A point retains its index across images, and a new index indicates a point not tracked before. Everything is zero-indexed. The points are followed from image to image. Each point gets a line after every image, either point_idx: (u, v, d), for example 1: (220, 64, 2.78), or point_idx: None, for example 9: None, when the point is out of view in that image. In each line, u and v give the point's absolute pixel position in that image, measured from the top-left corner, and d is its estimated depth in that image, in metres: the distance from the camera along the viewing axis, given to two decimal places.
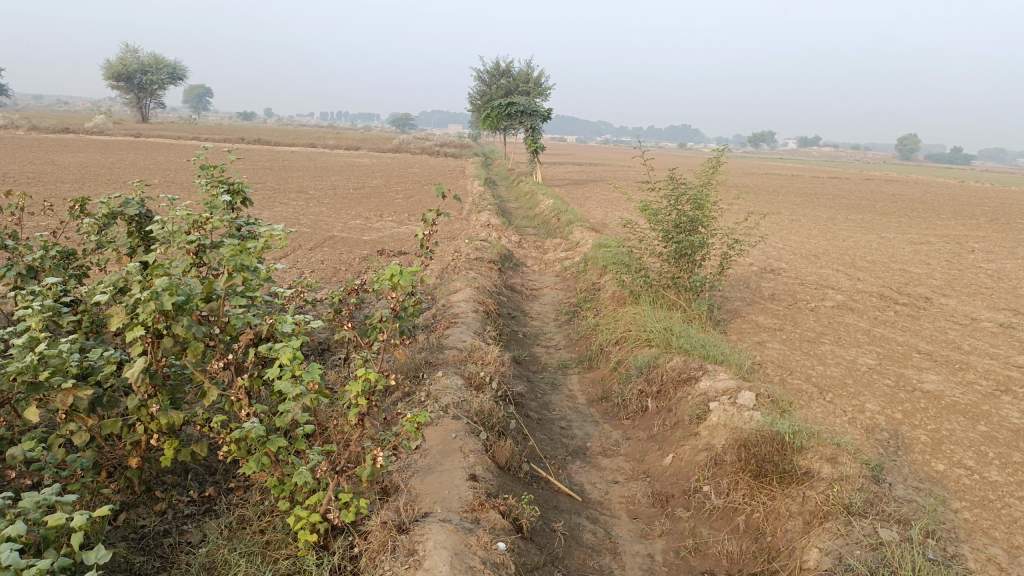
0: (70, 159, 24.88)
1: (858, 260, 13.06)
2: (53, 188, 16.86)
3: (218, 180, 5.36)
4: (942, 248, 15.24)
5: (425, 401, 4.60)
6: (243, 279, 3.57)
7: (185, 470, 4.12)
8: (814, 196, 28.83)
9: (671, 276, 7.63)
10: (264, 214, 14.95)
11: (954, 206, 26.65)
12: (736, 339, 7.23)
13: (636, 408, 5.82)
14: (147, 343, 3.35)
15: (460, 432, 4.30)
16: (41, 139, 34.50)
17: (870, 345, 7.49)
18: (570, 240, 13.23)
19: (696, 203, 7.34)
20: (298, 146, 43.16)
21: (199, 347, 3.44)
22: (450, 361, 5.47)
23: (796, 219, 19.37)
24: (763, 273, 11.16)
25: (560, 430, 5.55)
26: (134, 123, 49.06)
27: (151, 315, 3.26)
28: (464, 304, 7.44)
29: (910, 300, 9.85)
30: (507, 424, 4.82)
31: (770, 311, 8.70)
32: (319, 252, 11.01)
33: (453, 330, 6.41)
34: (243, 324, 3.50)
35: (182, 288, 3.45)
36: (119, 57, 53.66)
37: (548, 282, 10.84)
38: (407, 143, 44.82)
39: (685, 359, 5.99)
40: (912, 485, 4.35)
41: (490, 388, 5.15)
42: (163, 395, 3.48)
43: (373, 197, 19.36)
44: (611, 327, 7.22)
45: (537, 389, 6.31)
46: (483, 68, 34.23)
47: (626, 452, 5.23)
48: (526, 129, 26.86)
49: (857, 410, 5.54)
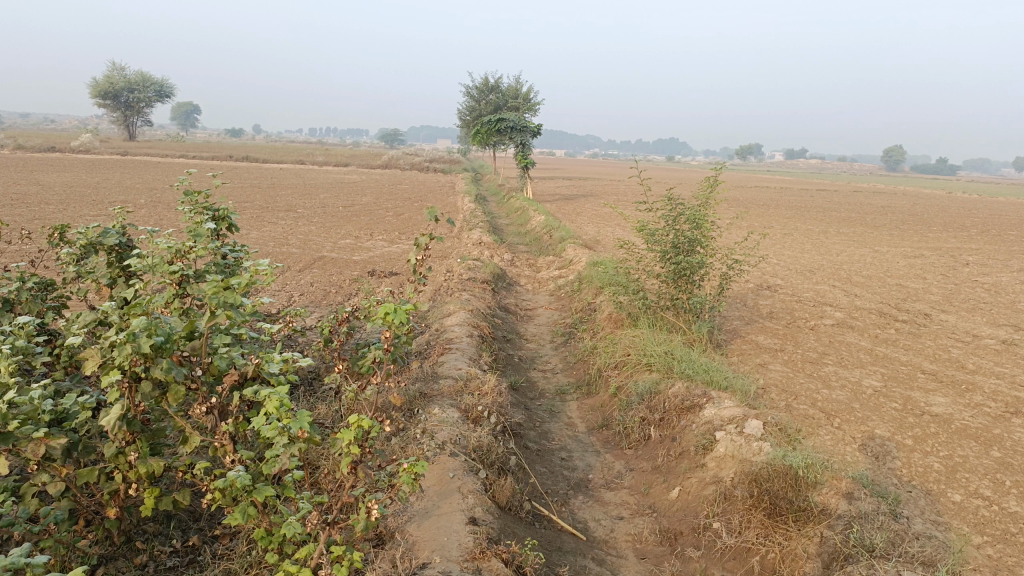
0: (55, 179, 24.64)
1: (854, 275, 12.94)
2: (36, 209, 16.58)
3: (202, 207, 5.19)
4: (937, 262, 15.16)
5: (421, 437, 4.39)
6: (227, 318, 3.34)
7: (168, 517, 3.90)
8: (804, 208, 28.82)
9: (670, 297, 7.45)
10: (252, 234, 14.72)
11: (944, 217, 26.69)
12: (738, 361, 7.05)
13: (638, 436, 5.62)
14: (124, 387, 3.13)
15: (458, 471, 4.09)
16: (26, 158, 34.17)
17: (874, 365, 7.33)
18: (564, 257, 13.06)
19: (694, 222, 7.17)
20: (287, 163, 42.96)
21: (180, 391, 3.23)
22: (445, 392, 5.26)
23: (789, 233, 19.30)
24: (760, 290, 11.02)
25: (560, 462, 5.33)
26: (121, 141, 48.76)
27: (128, 358, 3.05)
28: (458, 328, 7.25)
29: (910, 317, 9.71)
30: (506, 460, 4.62)
31: (769, 330, 8.54)
32: (308, 274, 10.78)
33: (448, 357, 6.21)
34: (228, 365, 3.29)
35: (162, 326, 3.23)
36: (105, 76, 53.47)
37: (542, 301, 10.65)
38: (396, 159, 44.71)
39: (687, 385, 5.80)
40: (930, 519, 4.19)
41: (487, 421, 4.94)
42: (143, 441, 3.27)
43: (363, 215, 19.16)
44: (609, 350, 7.04)
45: (535, 417, 6.10)
46: (472, 84, 34.12)
47: (630, 485, 5.02)
48: (516, 144, 26.70)
49: (867, 437, 5.38)
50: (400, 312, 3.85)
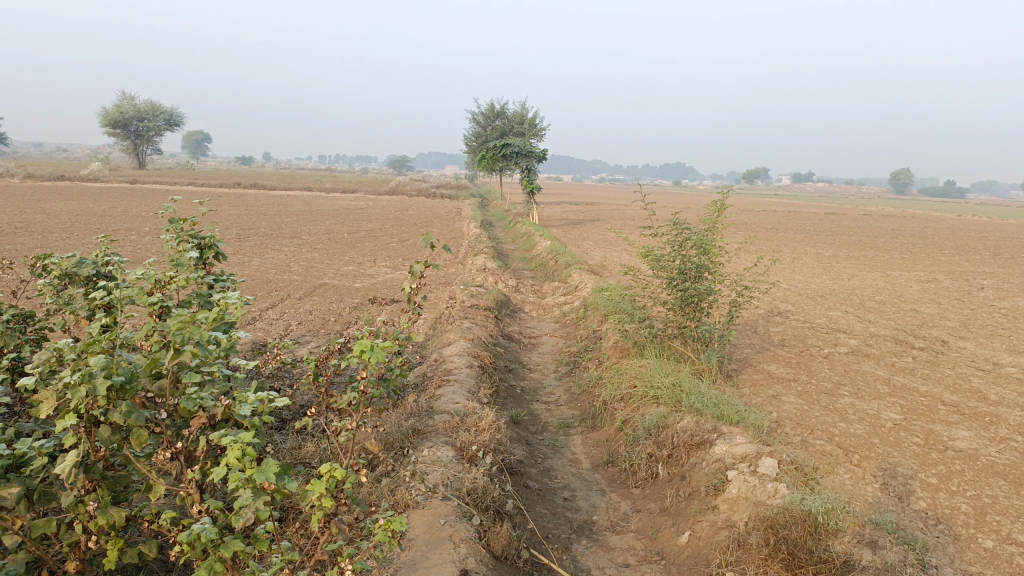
0: (62, 207, 24.66)
1: (867, 300, 12.63)
2: (39, 237, 16.47)
3: (187, 236, 4.96)
4: (951, 286, 14.83)
5: (411, 481, 4.11)
6: (194, 355, 3.08)
7: (136, 569, 3.61)
8: (814, 232, 28.53)
9: (678, 326, 7.15)
10: (254, 261, 14.53)
11: (956, 240, 26.31)
12: (749, 393, 6.74)
13: (645, 474, 5.31)
14: (81, 432, 2.88)
15: (450, 517, 3.80)
16: (36, 187, 34.27)
17: (892, 396, 7.01)
18: (569, 282, 12.81)
19: (701, 248, 6.88)
20: (294, 190, 43.08)
21: (143, 435, 2.96)
22: (440, 429, 4.99)
23: (799, 258, 19.02)
24: (771, 316, 10.73)
25: (562, 502, 5.03)
26: (130, 170, 49.04)
27: (84, 401, 2.80)
28: (457, 358, 6.98)
29: (927, 344, 9.38)
30: (503, 504, 4.32)
31: (782, 358, 8.25)
32: (307, 301, 10.55)
33: (445, 390, 5.93)
34: (195, 406, 3.02)
35: (123, 365, 2.98)
36: (115, 105, 53.93)
37: (547, 329, 10.40)
38: (404, 184, 44.82)
39: (697, 420, 5.50)
40: (960, 569, 3.87)
41: (483, 460, 4.64)
42: (104, 490, 3.00)
43: (368, 241, 18.99)
44: (615, 381, 6.76)
45: (536, 453, 5.81)
46: (478, 109, 34.14)
47: (637, 528, 4.70)
48: (522, 170, 26.58)
49: (888, 476, 5.06)
50: (381, 349, 3.57)
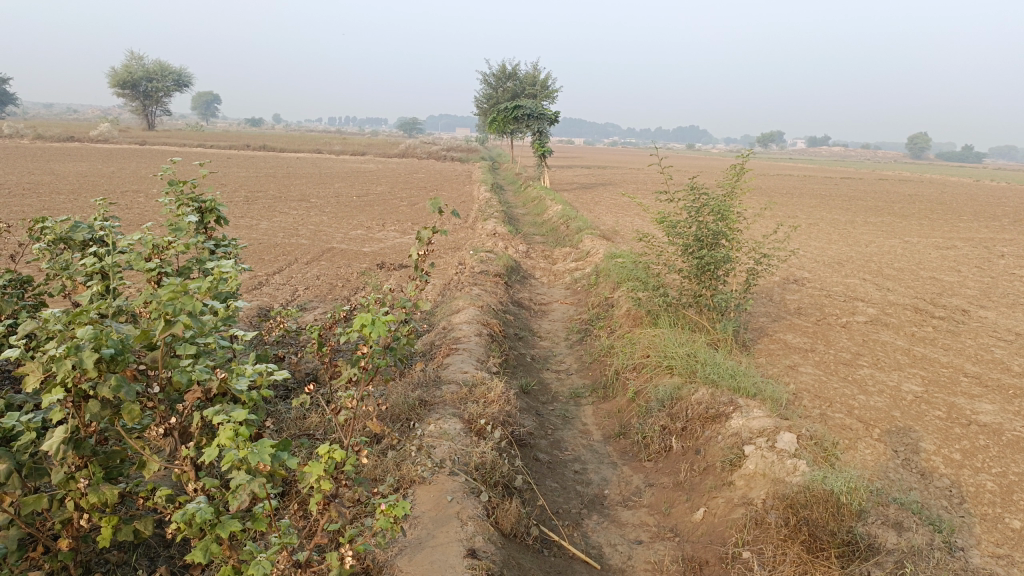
0: (70, 168, 24.53)
1: (885, 268, 12.36)
2: (46, 198, 16.36)
3: (187, 199, 4.77)
4: (971, 253, 14.53)
5: (417, 455, 3.98)
6: (187, 327, 2.92)
7: (134, 545, 3.51)
8: (829, 197, 28.06)
9: (693, 294, 6.94)
10: (261, 224, 14.37)
11: (975, 207, 25.83)
12: (766, 364, 6.56)
13: (658, 448, 5.16)
14: (69, 406, 2.74)
15: (457, 494, 3.67)
16: (45, 148, 34.11)
17: (912, 368, 6.83)
18: (580, 248, 12.60)
19: (719, 214, 6.63)
20: (304, 152, 42.73)
21: (135, 410, 2.82)
22: (447, 400, 4.85)
23: (816, 223, 18.68)
24: (787, 284, 10.52)
25: (573, 476, 4.89)
26: (139, 130, 48.79)
27: (70, 375, 2.65)
28: (466, 326, 6.83)
29: (948, 313, 9.14)
30: (513, 479, 4.19)
31: (798, 328, 8.05)
32: (315, 266, 10.39)
33: (453, 359, 5.79)
34: (189, 381, 2.88)
35: (112, 336, 2.82)
36: (124, 65, 53.49)
37: (558, 295, 10.23)
38: (414, 147, 44.35)
39: (712, 392, 5.33)
40: (988, 552, 3.73)
41: (492, 434, 4.50)
42: (95, 467, 2.87)
43: (377, 204, 18.77)
44: (627, 350, 6.60)
45: (546, 424, 5.67)
46: (489, 71, 33.58)
47: (650, 504, 4.57)
48: (533, 132, 26.14)
49: (909, 451, 4.90)
50: (384, 325, 3.35)
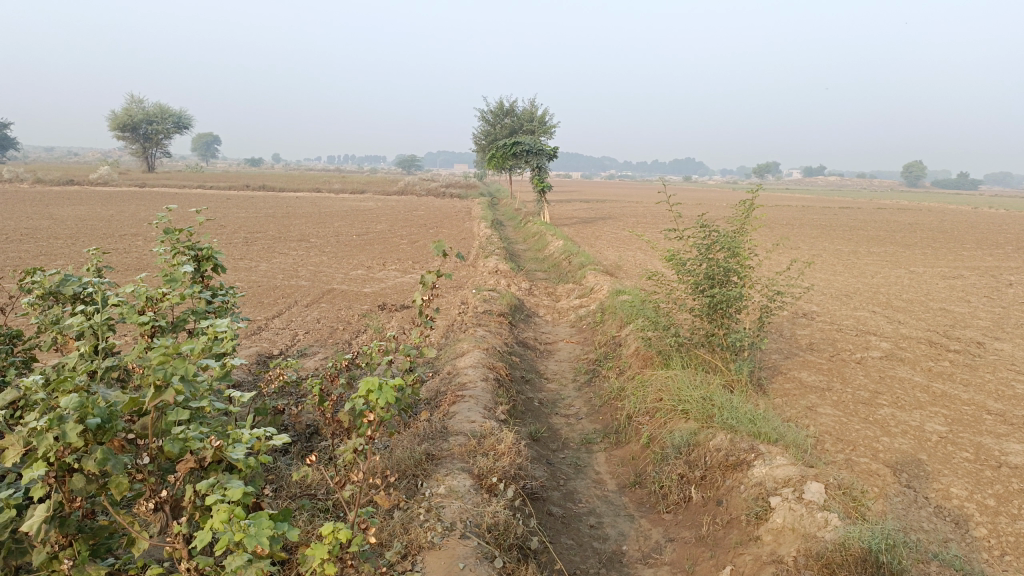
0: (69, 211, 24.47)
1: (894, 299, 12.19)
2: (44, 244, 16.23)
3: (183, 247, 4.59)
4: (978, 283, 14.35)
5: (426, 517, 3.75)
6: (180, 392, 2.72)
7: None
8: (830, 228, 28.02)
9: (705, 333, 6.73)
10: (261, 266, 14.20)
11: (977, 235, 25.74)
12: (783, 405, 6.33)
13: (676, 498, 4.92)
14: (52, 482, 2.53)
15: (469, 560, 3.44)
16: (47, 192, 34.20)
17: (934, 406, 6.60)
18: (584, 285, 12.42)
19: (730, 251, 6.45)
20: (304, 191, 42.82)
21: (123, 484, 2.61)
22: (455, 454, 4.63)
23: (820, 255, 18.55)
24: (796, 318, 10.32)
25: (588, 531, 4.65)
26: (139, 173, 48.94)
27: (54, 449, 2.44)
28: (472, 370, 6.62)
29: (963, 346, 8.93)
30: (526, 540, 3.95)
31: (812, 365, 7.84)
32: (315, 308, 10.21)
33: (460, 407, 5.57)
34: (181, 449, 2.67)
35: (98, 404, 2.61)
36: (124, 109, 53.93)
37: (563, 334, 10.03)
38: (413, 184, 44.45)
39: (731, 438, 5.10)
40: None
41: (504, 491, 4.28)
42: (81, 545, 2.64)
43: (377, 243, 18.64)
44: (639, 393, 6.38)
45: (558, 474, 5.43)
46: (486, 108, 33.75)
47: (671, 561, 4.31)
48: (532, 168, 26.13)
49: (940, 498, 4.67)
50: (393, 387, 3.13)
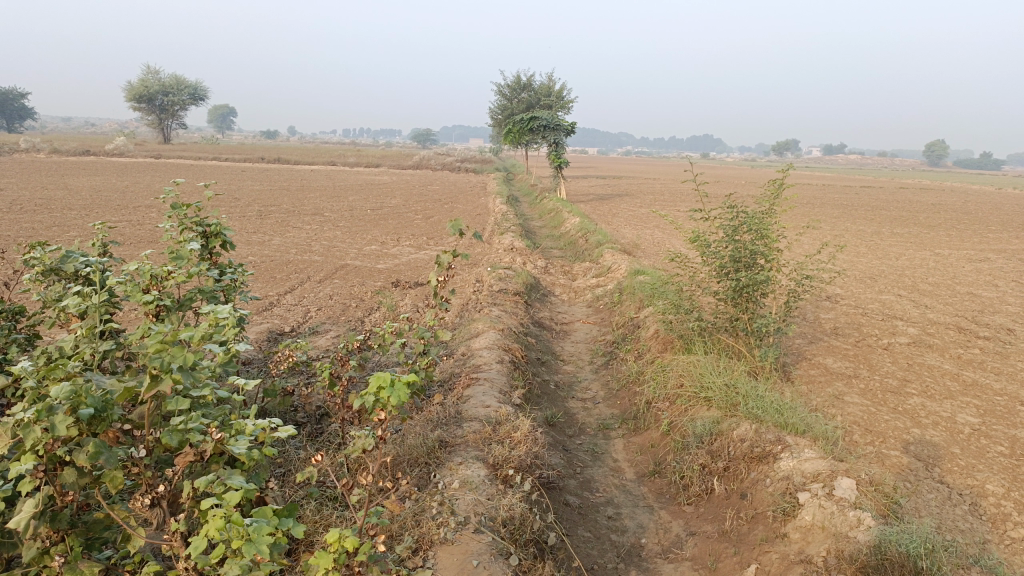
0: (86, 183, 24.48)
1: (919, 282, 11.88)
2: (58, 214, 16.14)
3: (191, 222, 4.42)
4: (1007, 266, 13.98)
5: (438, 509, 3.59)
6: (177, 382, 2.55)
7: None
8: (851, 207, 27.51)
9: (729, 318, 6.50)
10: (274, 240, 14.03)
11: (1001, 216, 25.22)
12: (808, 393, 6.12)
13: (698, 490, 4.75)
14: (42, 475, 2.37)
15: (483, 557, 3.27)
16: (64, 163, 34.14)
17: (966, 395, 6.37)
18: (601, 264, 12.19)
19: (757, 232, 6.19)
20: (319, 164, 42.58)
21: (118, 477, 2.45)
22: (469, 441, 4.46)
23: (841, 236, 18.19)
24: (819, 302, 10.05)
25: (606, 523, 4.48)
26: (155, 144, 48.73)
27: (43, 441, 2.28)
28: (486, 352, 6.44)
29: (993, 333, 8.65)
30: (542, 536, 3.80)
31: (837, 350, 7.61)
32: (328, 284, 10.05)
33: (474, 391, 5.39)
34: (180, 442, 2.50)
35: (90, 393, 2.44)
36: (141, 79, 53.68)
37: (579, 314, 9.83)
38: (428, 158, 44.03)
39: (756, 428, 4.89)
40: None
41: (519, 482, 4.11)
42: (74, 540, 2.48)
43: (391, 218, 18.44)
44: (660, 379, 6.17)
45: (574, 462, 5.26)
46: (503, 81, 33.19)
47: (693, 556, 4.13)
48: (549, 143, 25.72)
49: (976, 495, 4.47)
50: (406, 382, 2.97)
